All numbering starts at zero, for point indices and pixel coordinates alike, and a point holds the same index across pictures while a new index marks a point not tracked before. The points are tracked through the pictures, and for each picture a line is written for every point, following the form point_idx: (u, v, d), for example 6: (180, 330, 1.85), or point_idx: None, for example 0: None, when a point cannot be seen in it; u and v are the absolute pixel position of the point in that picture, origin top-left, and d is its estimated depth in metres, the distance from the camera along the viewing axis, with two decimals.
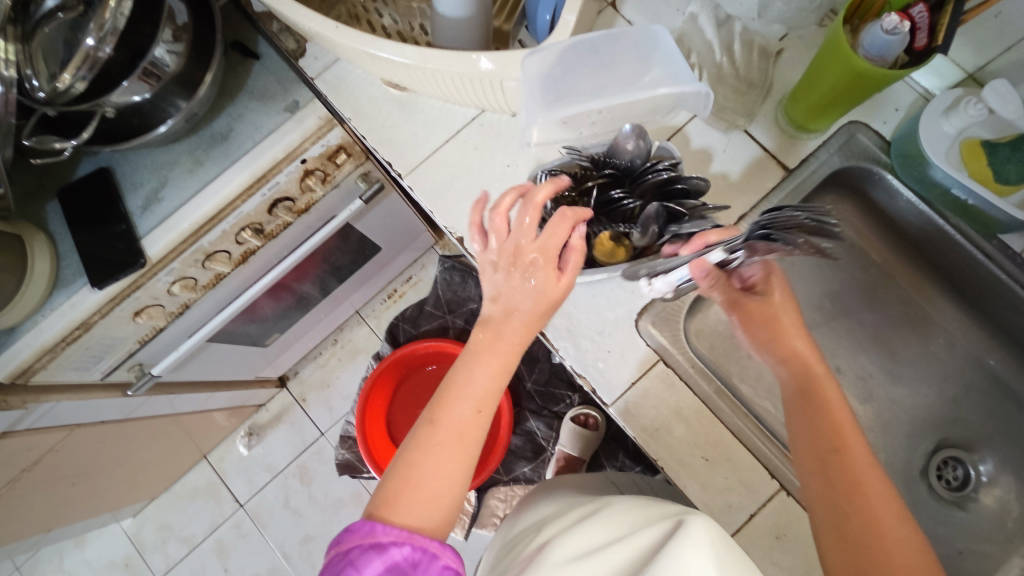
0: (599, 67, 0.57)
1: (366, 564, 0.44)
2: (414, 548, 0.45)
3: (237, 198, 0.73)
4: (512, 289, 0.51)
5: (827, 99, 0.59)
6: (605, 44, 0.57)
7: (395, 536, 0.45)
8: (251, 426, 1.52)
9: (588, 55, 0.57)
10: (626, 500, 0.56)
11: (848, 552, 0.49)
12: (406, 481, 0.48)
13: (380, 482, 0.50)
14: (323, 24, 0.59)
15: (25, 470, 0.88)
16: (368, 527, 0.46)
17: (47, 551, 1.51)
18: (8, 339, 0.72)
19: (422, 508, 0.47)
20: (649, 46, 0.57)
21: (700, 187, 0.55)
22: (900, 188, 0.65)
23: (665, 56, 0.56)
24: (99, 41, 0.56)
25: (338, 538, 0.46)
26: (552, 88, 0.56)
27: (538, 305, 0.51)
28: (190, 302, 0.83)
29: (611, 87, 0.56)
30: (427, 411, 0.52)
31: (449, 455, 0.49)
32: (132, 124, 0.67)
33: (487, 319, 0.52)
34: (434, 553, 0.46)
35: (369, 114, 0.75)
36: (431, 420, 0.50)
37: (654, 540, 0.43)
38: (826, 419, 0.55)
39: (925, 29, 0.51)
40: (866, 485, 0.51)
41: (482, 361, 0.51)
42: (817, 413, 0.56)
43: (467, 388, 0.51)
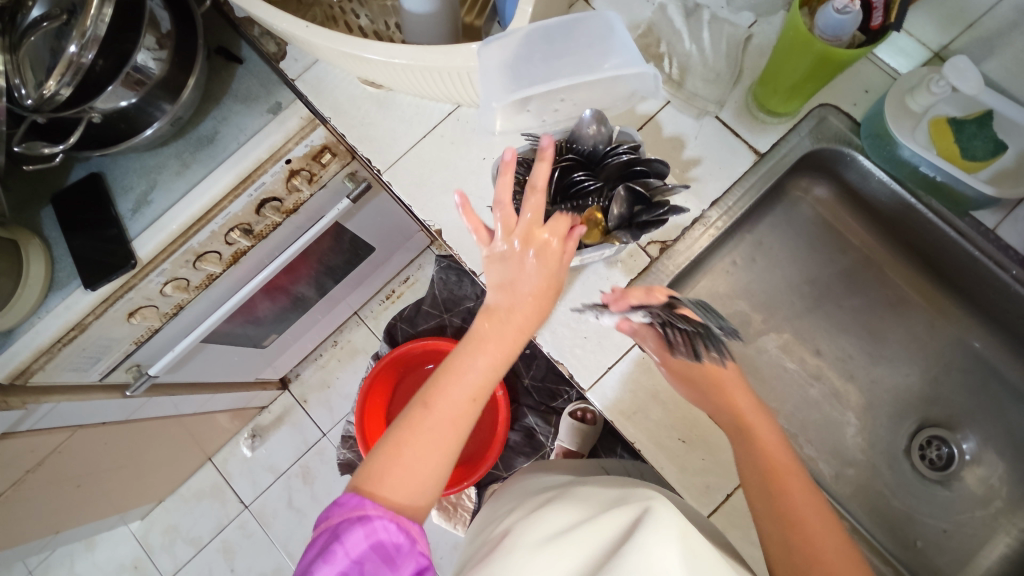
0: (558, 53, 0.58)
1: (350, 536, 0.44)
2: (399, 527, 0.46)
3: (223, 198, 0.74)
4: (523, 272, 0.54)
5: (796, 84, 0.59)
6: (561, 31, 0.58)
7: (384, 511, 0.46)
8: (254, 428, 1.54)
9: (544, 44, 0.58)
10: (596, 487, 0.57)
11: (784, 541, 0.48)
12: (397, 460, 0.49)
13: (369, 456, 0.50)
14: (293, 24, 0.61)
15: (29, 471, 0.90)
16: (357, 500, 0.47)
17: (59, 555, 1.54)
18: (7, 341, 0.74)
19: (407, 487, 0.48)
20: (606, 33, 0.58)
21: (662, 170, 0.57)
22: (872, 169, 0.65)
23: (621, 42, 0.57)
24: (82, 48, 0.59)
25: (325, 511, 0.46)
26: (512, 74, 0.57)
27: (536, 295, 0.54)
28: (184, 302, 0.85)
29: (567, 70, 0.57)
30: (422, 392, 0.52)
31: (443, 437, 0.50)
32: (119, 129, 0.70)
33: (494, 308, 0.54)
34: (414, 538, 0.46)
35: (349, 112, 0.77)
36: (427, 402, 0.51)
37: (619, 523, 0.43)
38: (761, 454, 0.53)
39: (881, 8, 0.52)
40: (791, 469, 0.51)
41: (484, 350, 0.52)
42: (751, 447, 0.54)
43: (468, 373, 0.52)
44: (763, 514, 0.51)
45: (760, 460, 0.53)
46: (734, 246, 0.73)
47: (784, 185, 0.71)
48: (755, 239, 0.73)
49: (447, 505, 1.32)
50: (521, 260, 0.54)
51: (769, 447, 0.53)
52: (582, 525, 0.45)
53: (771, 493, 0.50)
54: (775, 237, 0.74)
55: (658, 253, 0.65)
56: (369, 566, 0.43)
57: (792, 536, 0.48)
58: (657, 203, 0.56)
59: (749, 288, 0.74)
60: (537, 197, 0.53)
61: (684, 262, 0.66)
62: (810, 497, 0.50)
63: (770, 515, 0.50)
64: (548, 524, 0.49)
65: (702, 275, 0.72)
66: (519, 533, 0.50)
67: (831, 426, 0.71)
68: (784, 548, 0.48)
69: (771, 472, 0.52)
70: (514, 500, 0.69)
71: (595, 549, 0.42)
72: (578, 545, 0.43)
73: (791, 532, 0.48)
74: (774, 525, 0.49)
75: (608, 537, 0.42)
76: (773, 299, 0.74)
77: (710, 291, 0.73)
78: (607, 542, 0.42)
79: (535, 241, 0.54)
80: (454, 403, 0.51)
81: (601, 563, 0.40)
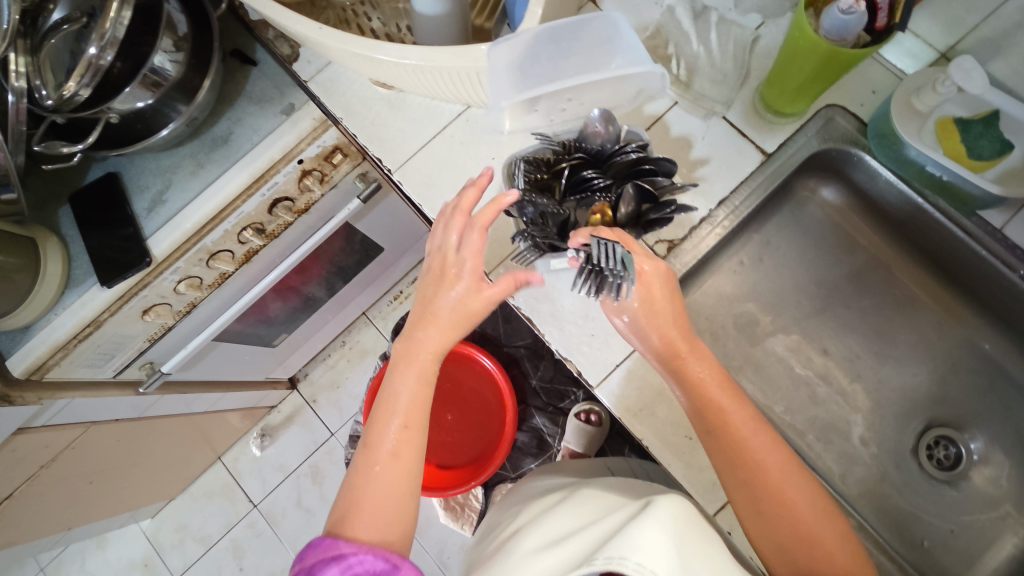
0: (564, 54, 0.59)
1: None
2: (375, 557, 0.46)
3: (237, 198, 0.76)
4: (441, 298, 0.54)
5: (803, 84, 0.60)
6: (570, 32, 0.59)
7: (356, 548, 0.47)
8: (263, 427, 1.55)
9: (552, 43, 0.59)
10: (598, 490, 0.58)
11: (745, 486, 0.50)
12: (355, 500, 0.50)
13: (336, 504, 0.52)
14: (307, 25, 0.62)
15: (43, 467, 0.91)
16: (329, 543, 0.48)
17: (71, 552, 1.56)
18: (24, 336, 0.75)
19: (376, 522, 0.49)
20: (612, 33, 0.59)
21: (669, 168, 0.57)
22: (879, 168, 0.66)
23: (627, 41, 0.58)
24: (101, 50, 0.60)
25: (300, 555, 0.48)
26: (521, 74, 0.58)
27: (455, 314, 0.54)
28: (197, 301, 0.86)
29: (574, 68, 0.58)
30: (365, 431, 0.54)
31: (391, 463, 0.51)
32: (135, 129, 0.71)
33: (405, 329, 0.56)
34: (396, 564, 0.46)
35: (360, 113, 0.78)
36: (371, 437, 0.53)
37: (620, 519, 0.45)
38: (700, 398, 0.53)
39: (885, 9, 0.52)
40: (737, 412, 0.52)
41: (406, 374, 0.54)
42: (689, 388, 0.54)
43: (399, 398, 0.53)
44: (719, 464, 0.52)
45: (703, 404, 0.53)
46: (741, 246, 0.73)
47: (791, 185, 0.72)
48: (763, 240, 0.74)
49: (455, 505, 1.33)
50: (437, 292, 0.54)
51: (707, 384, 0.53)
52: (581, 533, 0.46)
53: (724, 443, 0.51)
54: (782, 237, 0.74)
55: (665, 252, 0.66)
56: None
57: (752, 483, 0.50)
58: (665, 202, 0.57)
59: (756, 288, 0.74)
60: (459, 217, 0.55)
61: (691, 261, 0.66)
62: (758, 434, 0.51)
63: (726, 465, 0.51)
64: (552, 525, 0.50)
65: (709, 275, 0.73)
66: (524, 534, 0.51)
67: (838, 426, 0.71)
68: (745, 495, 0.50)
69: (712, 417, 0.52)
70: (515, 505, 0.70)
71: (592, 540, 0.43)
72: (577, 540, 0.44)
73: (750, 479, 0.50)
74: (732, 474, 0.51)
75: (607, 530, 0.44)
76: (780, 299, 0.74)
77: (717, 291, 0.73)
78: (605, 534, 0.43)
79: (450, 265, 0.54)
80: (393, 430, 0.52)
81: (594, 549, 0.41)
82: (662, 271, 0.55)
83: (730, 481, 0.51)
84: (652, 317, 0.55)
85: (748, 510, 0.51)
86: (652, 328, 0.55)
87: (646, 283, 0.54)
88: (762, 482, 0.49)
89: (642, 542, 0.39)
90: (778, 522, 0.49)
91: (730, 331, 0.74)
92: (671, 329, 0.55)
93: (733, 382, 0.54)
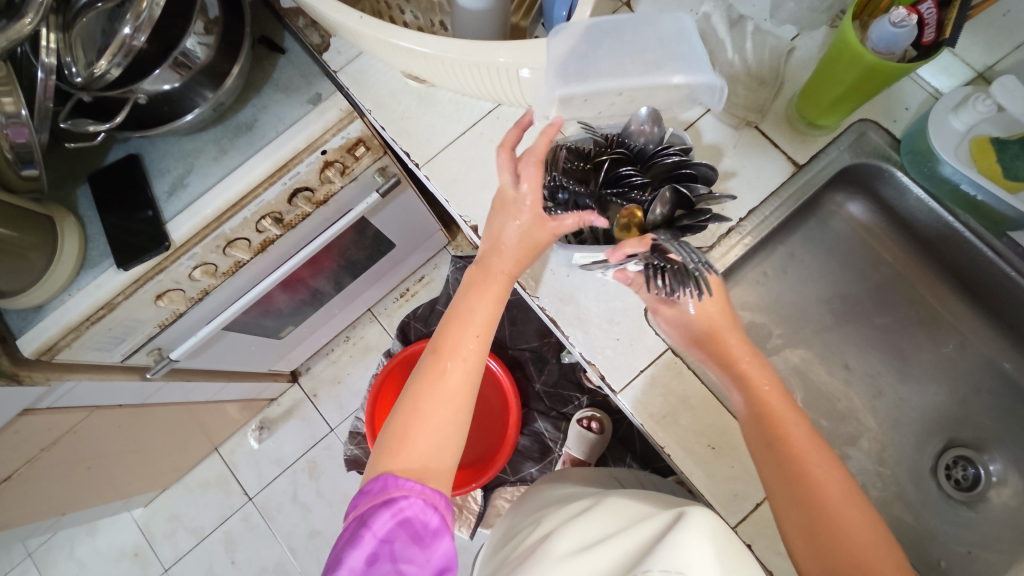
0: (624, 47, 0.59)
1: (376, 519, 0.47)
2: (423, 503, 0.48)
3: (259, 185, 0.75)
4: (505, 229, 0.57)
5: (841, 96, 0.59)
6: (631, 27, 0.59)
7: (406, 491, 0.48)
8: (262, 420, 1.54)
9: (611, 35, 0.59)
10: (621, 499, 0.57)
11: (790, 487, 0.52)
12: (416, 413, 0.52)
13: (393, 416, 0.53)
14: (347, 14, 0.61)
15: (43, 450, 0.89)
16: (383, 481, 0.49)
17: (60, 538, 1.53)
18: (36, 316, 0.74)
19: (432, 442, 0.51)
20: (673, 35, 0.59)
21: (709, 176, 0.57)
22: (910, 185, 0.66)
23: (688, 47, 0.58)
24: (135, 30, 0.59)
25: (354, 500, 0.49)
26: (578, 65, 0.57)
27: (526, 246, 0.57)
28: (210, 288, 0.85)
29: (631, 69, 0.58)
30: (431, 351, 0.56)
31: (449, 395, 0.53)
32: (161, 111, 0.70)
33: (479, 256, 0.59)
34: (440, 512, 0.49)
35: (388, 106, 0.77)
36: (438, 356, 0.55)
37: (653, 527, 0.44)
38: (755, 396, 0.57)
39: (933, 25, 0.52)
40: (787, 414, 0.55)
41: (480, 300, 0.57)
42: (745, 386, 0.58)
43: (469, 325, 0.56)
44: (771, 477, 0.54)
45: (757, 402, 0.56)
46: (766, 257, 0.73)
47: (819, 198, 0.72)
48: (787, 252, 0.74)
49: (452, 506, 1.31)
50: (502, 224, 0.57)
51: (765, 388, 0.57)
52: (618, 535, 0.46)
53: (782, 456, 0.53)
54: (806, 250, 0.74)
55: None
56: (399, 544, 0.46)
57: (807, 499, 0.51)
58: (700, 210, 0.56)
59: (778, 300, 0.74)
60: (506, 155, 0.56)
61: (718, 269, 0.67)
62: (818, 453, 0.53)
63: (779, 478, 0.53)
64: (594, 527, 0.51)
65: (732, 285, 0.73)
66: (561, 535, 0.51)
67: (856, 442, 0.71)
68: (797, 511, 0.51)
69: (765, 414, 0.56)
70: (533, 514, 0.69)
71: (631, 547, 0.43)
72: (618, 544, 0.44)
73: (805, 493, 0.51)
74: (785, 488, 0.52)
75: (642, 539, 0.43)
76: (801, 312, 0.74)
77: (739, 301, 0.73)
78: (645, 540, 0.43)
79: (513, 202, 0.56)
80: (461, 354, 0.55)
81: (636, 555, 0.41)
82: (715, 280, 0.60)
83: (775, 482, 0.53)
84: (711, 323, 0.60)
85: (795, 515, 0.52)
86: (711, 334, 0.60)
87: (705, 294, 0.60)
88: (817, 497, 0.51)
89: (685, 554, 0.38)
90: (820, 526, 0.50)
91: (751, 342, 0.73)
92: (731, 338, 0.60)
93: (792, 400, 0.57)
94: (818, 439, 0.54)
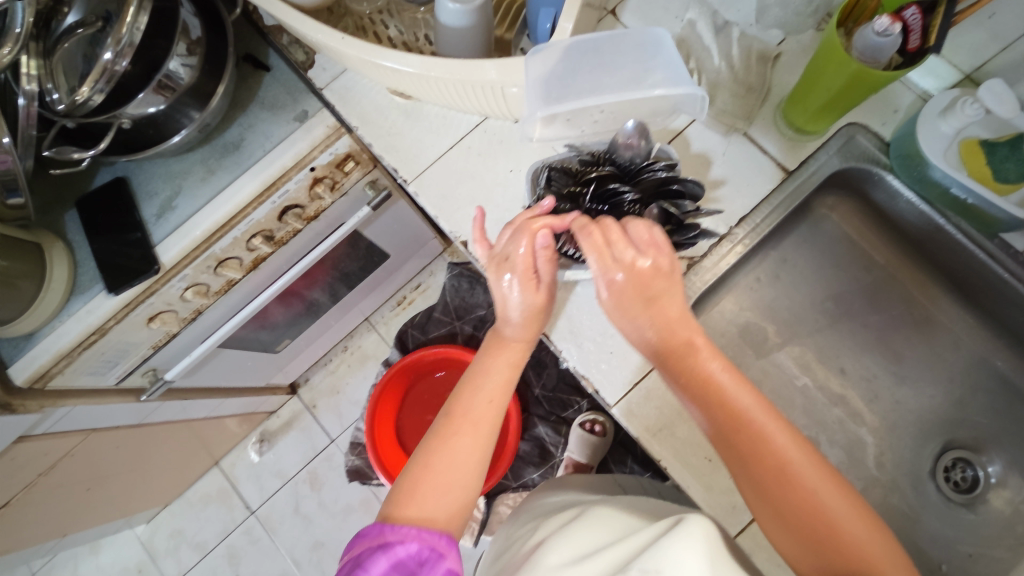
0: (602, 65, 0.59)
1: (373, 564, 0.45)
2: (421, 545, 0.47)
3: (248, 205, 0.74)
4: (510, 299, 0.58)
5: (827, 103, 0.59)
6: (607, 46, 0.59)
7: (403, 536, 0.47)
8: (262, 433, 1.53)
9: (590, 55, 0.59)
10: (614, 509, 0.57)
11: (762, 483, 0.48)
12: (425, 470, 0.52)
13: (404, 475, 0.53)
14: (330, 35, 0.61)
15: (41, 474, 0.89)
16: (382, 528, 0.48)
17: (63, 557, 1.53)
18: (27, 343, 0.73)
19: (438, 500, 0.51)
20: (652, 47, 0.59)
21: (696, 192, 0.59)
22: (901, 189, 0.66)
23: (667, 58, 0.58)
24: (117, 55, 0.59)
25: (347, 546, 0.48)
26: (557, 84, 0.57)
27: (536, 307, 0.58)
28: (203, 308, 0.85)
29: (612, 84, 0.58)
30: (445, 412, 0.57)
31: (459, 459, 0.53)
32: (147, 135, 0.70)
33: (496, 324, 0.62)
34: (442, 553, 0.48)
35: (375, 122, 0.77)
36: (451, 415, 0.56)
37: (648, 535, 0.45)
38: (700, 376, 0.51)
39: (918, 31, 0.53)
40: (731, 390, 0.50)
41: (496, 362, 0.59)
42: (687, 369, 0.52)
43: (482, 387, 0.57)
44: (756, 499, 0.49)
45: (700, 386, 0.51)
46: (759, 263, 0.73)
47: (810, 203, 0.72)
48: (780, 256, 0.74)
49: None
50: (502, 294, 0.58)
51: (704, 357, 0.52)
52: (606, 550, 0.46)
53: (758, 470, 0.48)
54: (798, 254, 0.74)
55: (685, 269, 0.65)
56: None
57: (818, 533, 0.45)
58: (688, 226, 0.58)
59: (773, 305, 0.74)
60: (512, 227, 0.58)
61: (711, 279, 0.66)
62: (816, 472, 0.47)
63: (762, 498, 0.48)
64: (590, 539, 0.50)
65: (726, 292, 0.73)
66: (555, 544, 0.52)
67: (855, 445, 0.71)
68: (809, 553, 0.46)
69: (717, 398, 0.50)
70: (530, 523, 0.69)
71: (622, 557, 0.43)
72: (610, 553, 0.45)
73: (812, 531, 0.46)
74: (798, 534, 0.46)
75: (633, 547, 0.44)
76: (796, 316, 0.74)
77: (733, 307, 0.73)
78: (635, 550, 0.43)
79: (510, 262, 0.57)
80: (473, 412, 0.56)
81: (628, 560, 0.42)
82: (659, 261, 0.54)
83: (748, 480, 0.49)
84: (639, 293, 0.54)
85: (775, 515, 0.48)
86: (641, 307, 0.54)
87: (642, 274, 0.53)
88: (829, 529, 0.45)
89: (677, 559, 0.39)
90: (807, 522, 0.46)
91: (746, 347, 0.73)
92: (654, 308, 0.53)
93: (773, 407, 0.50)
94: (813, 453, 0.48)
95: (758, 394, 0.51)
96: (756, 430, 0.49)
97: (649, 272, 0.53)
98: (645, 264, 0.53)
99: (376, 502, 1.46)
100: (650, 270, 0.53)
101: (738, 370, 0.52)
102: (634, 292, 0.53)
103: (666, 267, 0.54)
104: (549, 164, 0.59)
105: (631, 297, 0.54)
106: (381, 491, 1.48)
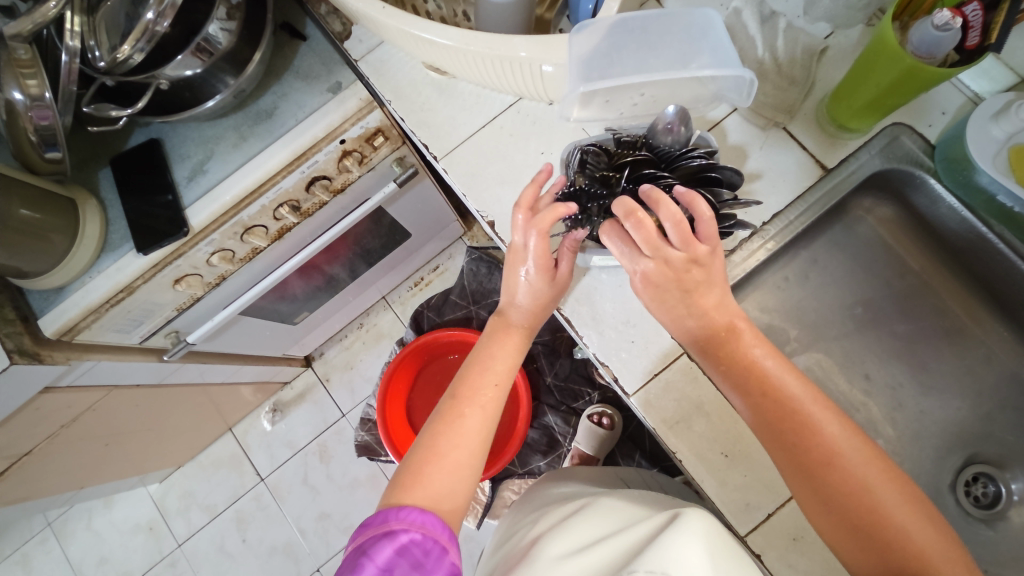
0: (647, 46, 0.58)
1: (377, 552, 0.45)
2: (424, 536, 0.46)
3: (277, 172, 0.74)
4: (517, 284, 0.61)
5: (874, 100, 0.58)
6: (654, 25, 0.58)
7: (408, 524, 0.46)
8: (275, 403, 1.56)
9: (636, 33, 0.58)
10: (624, 502, 0.57)
11: (805, 469, 0.49)
12: (432, 449, 0.53)
13: (409, 455, 0.54)
14: (370, 4, 0.60)
15: (63, 427, 0.91)
16: (390, 515, 0.47)
17: (78, 509, 1.57)
18: (58, 297, 0.75)
19: (444, 480, 0.51)
20: (700, 30, 0.58)
21: (733, 180, 0.57)
22: (944, 194, 0.64)
23: (715, 41, 0.57)
24: (158, 16, 0.58)
25: (353, 533, 0.47)
26: (599, 62, 0.56)
27: (539, 296, 0.61)
28: (227, 273, 0.86)
29: (655, 65, 0.57)
30: (449, 394, 0.58)
31: (466, 438, 0.54)
32: (183, 97, 0.70)
33: (502, 309, 0.64)
34: (444, 547, 0.47)
35: (408, 97, 0.77)
36: (457, 396, 0.57)
37: (644, 532, 0.44)
38: (747, 363, 0.52)
39: (978, 28, 0.51)
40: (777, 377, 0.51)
41: (501, 349, 0.61)
42: (735, 356, 0.53)
43: (488, 371, 0.59)
44: (797, 484, 0.50)
45: (749, 373, 0.52)
46: (788, 262, 0.72)
47: (846, 204, 0.70)
48: (811, 257, 0.73)
49: None
50: (513, 277, 0.61)
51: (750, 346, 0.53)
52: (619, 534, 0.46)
53: (801, 455, 0.49)
54: (829, 255, 0.73)
55: None
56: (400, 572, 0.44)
57: (861, 517, 0.47)
58: (725, 216, 0.56)
59: (799, 306, 0.73)
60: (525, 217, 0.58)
61: (737, 274, 0.65)
62: (856, 454, 0.48)
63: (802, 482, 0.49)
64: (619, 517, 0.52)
65: (752, 290, 0.71)
66: (587, 517, 0.53)
67: None
68: (849, 536, 0.48)
69: (761, 385, 0.51)
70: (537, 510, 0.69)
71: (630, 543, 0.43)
72: (622, 536, 0.45)
73: (854, 516, 0.47)
74: (838, 517, 0.48)
75: (635, 538, 0.44)
76: (822, 319, 0.73)
77: (759, 305, 0.72)
78: (636, 542, 0.43)
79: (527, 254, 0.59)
80: (480, 393, 0.57)
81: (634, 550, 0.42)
82: (697, 252, 0.52)
83: (789, 465, 0.50)
84: (682, 285, 0.53)
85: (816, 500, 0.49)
86: (690, 299, 0.54)
87: (678, 268, 0.52)
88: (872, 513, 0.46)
89: (678, 554, 0.39)
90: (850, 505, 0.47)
91: None
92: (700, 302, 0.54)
93: (823, 394, 0.51)
94: (859, 437, 0.49)
95: (804, 380, 0.52)
96: (802, 416, 0.49)
97: (699, 266, 0.53)
98: (680, 257, 0.52)
99: (383, 478, 1.47)
100: (686, 263, 0.52)
101: (784, 356, 0.53)
102: (672, 285, 0.53)
103: (704, 256, 0.53)
104: (586, 144, 0.59)
105: (668, 288, 0.54)
106: (388, 468, 1.50)
